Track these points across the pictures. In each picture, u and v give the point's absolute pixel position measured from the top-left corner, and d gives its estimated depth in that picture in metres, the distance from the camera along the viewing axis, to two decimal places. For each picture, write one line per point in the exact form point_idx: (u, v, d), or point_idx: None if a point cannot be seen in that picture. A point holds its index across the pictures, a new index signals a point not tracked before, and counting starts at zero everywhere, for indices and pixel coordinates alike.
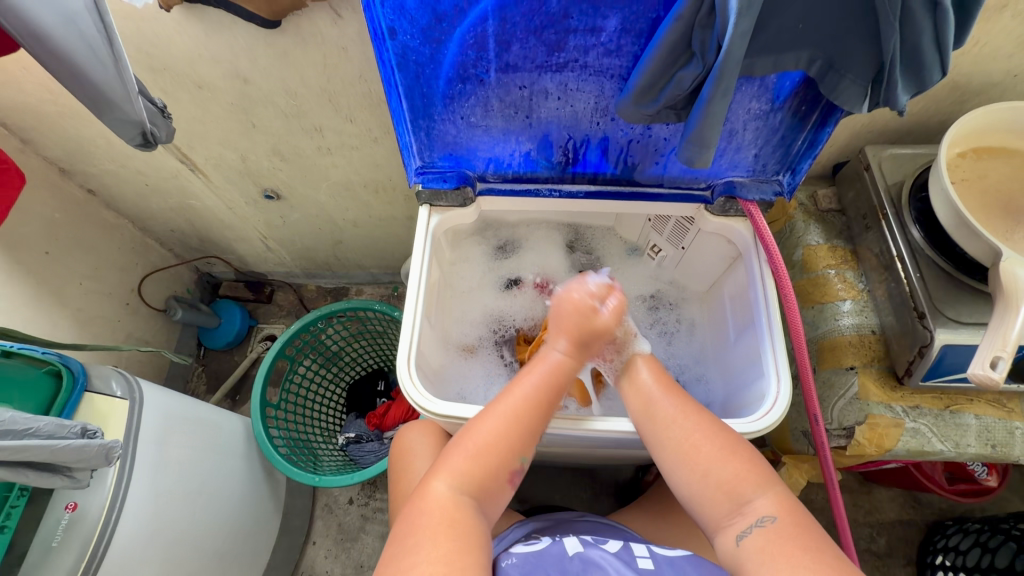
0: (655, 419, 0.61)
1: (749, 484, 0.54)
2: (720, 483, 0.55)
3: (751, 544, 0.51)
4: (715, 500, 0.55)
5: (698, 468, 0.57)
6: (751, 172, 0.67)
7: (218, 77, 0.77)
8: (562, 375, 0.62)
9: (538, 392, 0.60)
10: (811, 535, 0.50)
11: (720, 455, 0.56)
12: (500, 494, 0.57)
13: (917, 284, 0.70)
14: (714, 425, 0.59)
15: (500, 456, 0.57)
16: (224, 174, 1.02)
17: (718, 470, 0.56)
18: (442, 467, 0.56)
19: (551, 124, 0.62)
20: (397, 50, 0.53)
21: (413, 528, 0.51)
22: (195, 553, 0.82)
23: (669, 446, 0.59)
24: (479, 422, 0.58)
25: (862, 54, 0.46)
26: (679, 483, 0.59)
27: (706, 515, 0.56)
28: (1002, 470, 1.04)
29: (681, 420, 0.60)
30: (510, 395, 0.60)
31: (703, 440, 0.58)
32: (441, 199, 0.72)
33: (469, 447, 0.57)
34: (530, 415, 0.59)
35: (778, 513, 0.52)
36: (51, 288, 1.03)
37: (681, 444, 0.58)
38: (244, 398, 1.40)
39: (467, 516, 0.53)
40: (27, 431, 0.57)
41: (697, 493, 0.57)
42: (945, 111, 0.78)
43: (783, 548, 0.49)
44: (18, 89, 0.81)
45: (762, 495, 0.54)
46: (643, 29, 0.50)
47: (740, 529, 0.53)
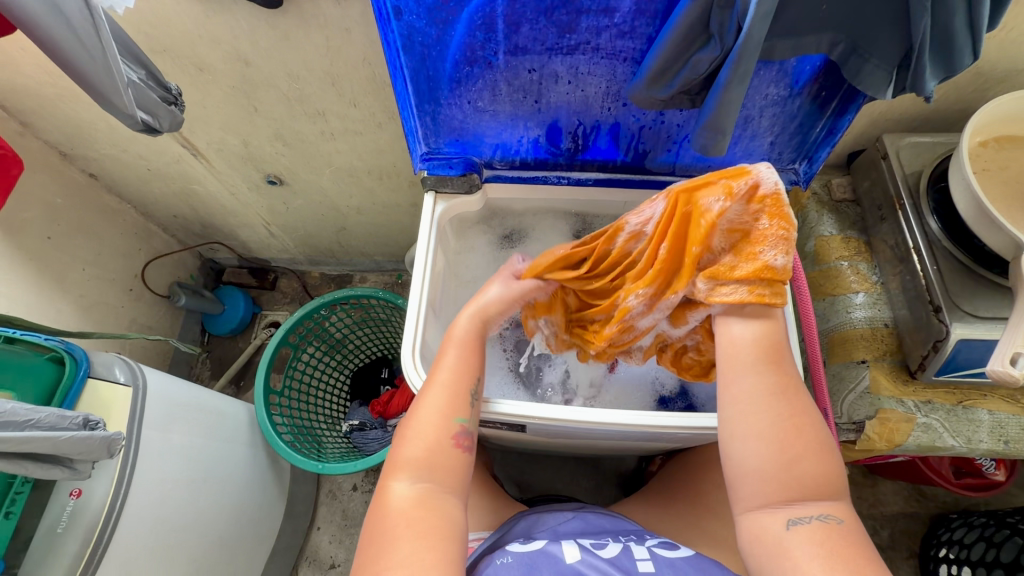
0: (758, 383, 0.51)
1: (831, 486, 0.48)
2: (802, 473, 0.48)
3: (805, 533, 0.47)
4: (781, 484, 0.48)
5: (787, 450, 0.48)
6: (766, 159, 0.66)
7: (219, 59, 0.75)
8: (476, 335, 0.62)
9: (459, 360, 0.59)
10: (868, 549, 0.47)
11: (815, 447, 0.49)
12: (460, 467, 0.55)
13: (934, 277, 0.69)
14: (812, 410, 0.51)
15: (438, 428, 0.55)
16: (226, 159, 1.01)
17: (808, 463, 0.48)
18: (397, 463, 0.54)
19: (560, 110, 0.61)
20: (402, 31, 0.51)
21: (379, 536, 0.50)
22: (200, 538, 0.83)
23: (760, 420, 0.49)
24: (416, 410, 0.57)
25: (888, 37, 0.44)
26: (734, 452, 0.50)
27: (748, 489, 0.49)
28: (1010, 465, 1.03)
29: (781, 394, 0.50)
30: (435, 373, 0.59)
31: (804, 426, 0.49)
32: (446, 185, 0.70)
33: (414, 436, 0.55)
34: (457, 382, 0.58)
35: (841, 516, 0.48)
36: (53, 273, 1.03)
37: (776, 423, 0.49)
38: (248, 384, 1.40)
39: (434, 509, 0.51)
40: (29, 422, 0.56)
41: (762, 469, 0.49)
42: (967, 99, 0.75)
43: (846, 555, 0.45)
44: (15, 70, 0.79)
45: (836, 499, 0.48)
46: (659, 10, 0.48)
47: (792, 513, 0.48)
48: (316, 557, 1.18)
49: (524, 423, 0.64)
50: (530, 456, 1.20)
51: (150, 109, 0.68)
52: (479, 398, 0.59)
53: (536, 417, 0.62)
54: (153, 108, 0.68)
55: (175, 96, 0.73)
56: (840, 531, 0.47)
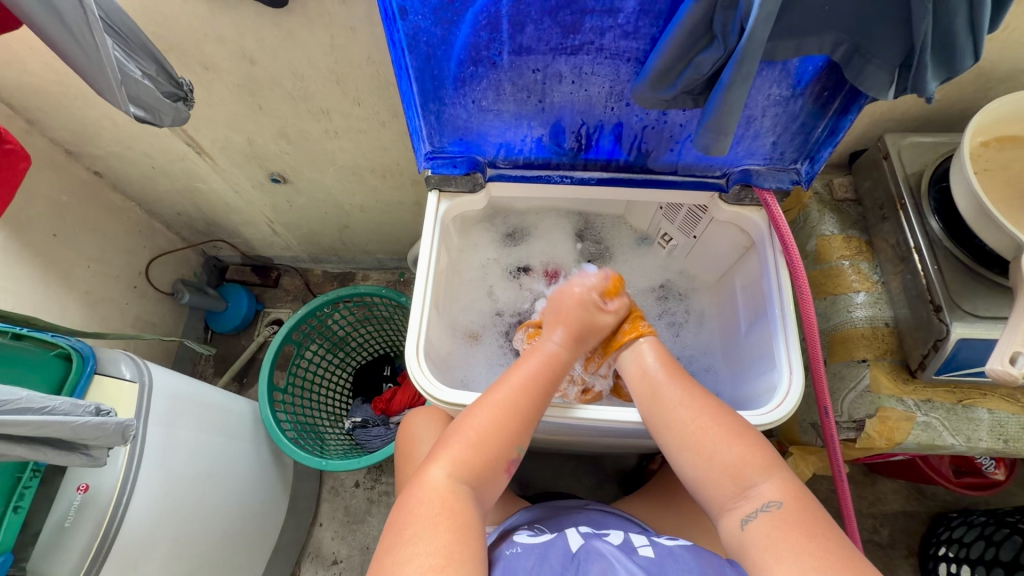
0: (661, 402, 0.59)
1: (756, 467, 0.53)
2: (727, 465, 0.53)
3: (756, 528, 0.50)
4: (720, 483, 0.53)
5: (704, 451, 0.55)
6: (768, 159, 0.66)
7: (224, 57, 0.76)
8: (555, 368, 0.62)
9: (530, 380, 0.60)
10: (820, 520, 0.48)
11: (726, 438, 0.55)
12: (496, 481, 0.57)
13: (934, 276, 0.69)
14: (718, 409, 0.58)
15: (499, 445, 0.56)
16: (230, 157, 1.01)
17: (725, 452, 0.54)
18: (441, 454, 0.55)
19: (564, 109, 0.61)
20: (408, 30, 0.52)
21: (410, 517, 0.50)
22: (205, 534, 0.83)
23: (676, 430, 0.57)
24: (476, 411, 0.58)
25: (891, 38, 0.44)
26: (682, 466, 0.57)
27: (709, 497, 0.55)
28: (1010, 464, 1.03)
29: (687, 403, 0.58)
30: (502, 383, 0.60)
31: (710, 422, 0.56)
32: (450, 183, 0.71)
33: (467, 436, 0.56)
34: (524, 401, 0.58)
35: (784, 498, 0.50)
36: (59, 270, 1.03)
37: (687, 427, 0.57)
38: (250, 381, 1.41)
39: (466, 505, 0.52)
40: (44, 409, 0.56)
41: (702, 477, 0.55)
42: (968, 99, 0.76)
43: (789, 534, 0.47)
44: (22, 68, 0.80)
45: (768, 479, 0.52)
46: (663, 11, 0.49)
47: (743, 511, 0.51)
48: (318, 553, 1.18)
49: None
50: (532, 454, 1.21)
51: (149, 107, 0.68)
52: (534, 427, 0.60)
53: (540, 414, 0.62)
54: (155, 106, 0.68)
55: (186, 92, 0.74)
56: (785, 514, 0.49)
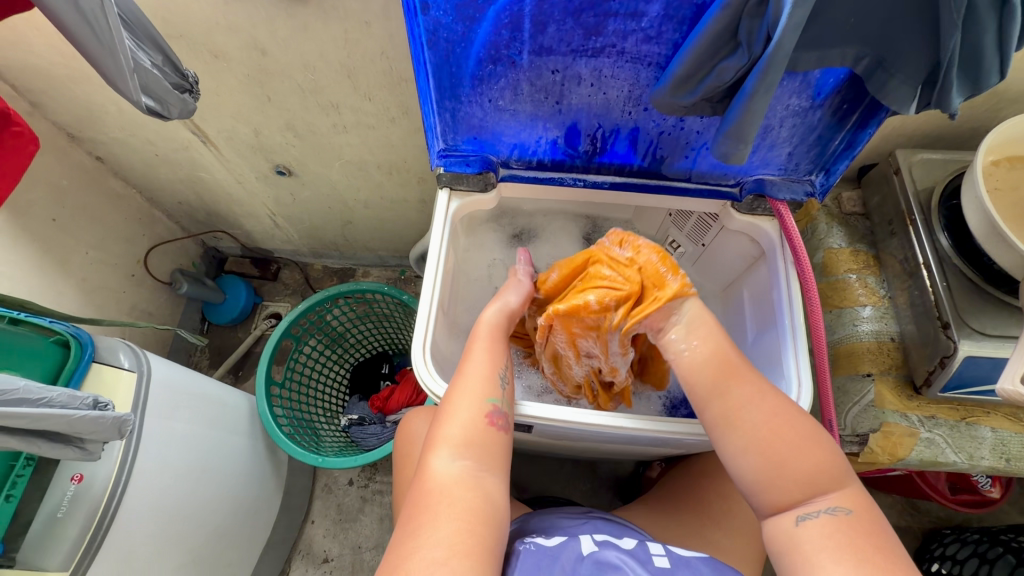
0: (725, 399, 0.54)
1: (828, 477, 0.48)
2: (798, 473, 0.48)
3: (814, 527, 0.46)
4: (788, 488, 0.48)
5: (774, 456, 0.49)
6: (783, 170, 0.66)
7: (235, 47, 0.75)
8: (499, 329, 0.66)
9: (485, 357, 0.61)
10: (881, 536, 0.45)
11: (802, 444, 0.50)
12: (497, 447, 0.55)
13: (943, 293, 0.69)
14: (793, 410, 0.52)
15: (475, 410, 0.56)
16: (236, 148, 1.00)
17: (803, 462, 0.49)
18: (436, 442, 0.54)
19: (581, 112, 0.61)
20: (428, 26, 0.51)
21: (422, 509, 0.48)
22: (198, 528, 0.82)
23: (743, 431, 0.51)
24: (453, 393, 0.58)
25: (916, 53, 0.44)
26: (738, 468, 0.52)
27: (763, 496, 0.50)
28: (1004, 482, 1.04)
29: (760, 400, 0.53)
30: (463, 370, 0.60)
31: (784, 425, 0.51)
32: (461, 183, 0.71)
33: (449, 416, 0.56)
34: (484, 369, 0.60)
35: (850, 505, 0.47)
36: (56, 255, 1.02)
37: (759, 430, 0.51)
38: (246, 374, 1.40)
39: (472, 485, 0.50)
40: (42, 400, 0.55)
41: (765, 481, 0.49)
42: (979, 117, 0.76)
43: (854, 543, 0.44)
44: (28, 50, 0.79)
45: (837, 489, 0.48)
46: (687, 17, 0.48)
47: (799, 509, 0.48)
48: (309, 550, 1.17)
49: (533, 424, 0.64)
50: (528, 457, 1.20)
51: (159, 96, 0.67)
52: (508, 386, 0.60)
53: (547, 418, 0.62)
54: (162, 95, 0.67)
55: (191, 84, 0.72)
56: (849, 521, 0.46)
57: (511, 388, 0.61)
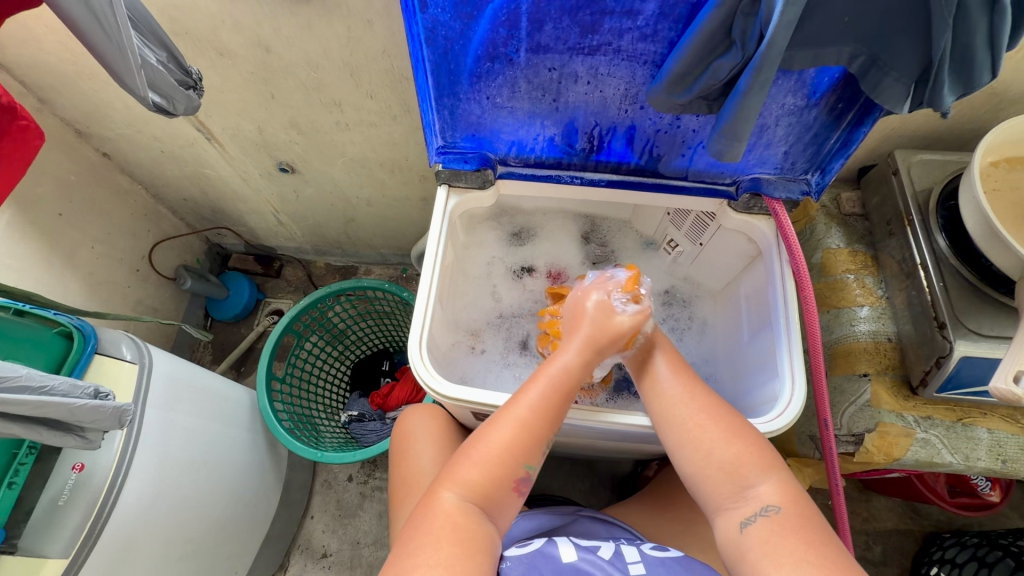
0: (664, 401, 0.58)
1: (753, 469, 0.52)
2: (725, 465, 0.53)
3: (754, 531, 0.50)
4: (719, 482, 0.53)
5: (702, 449, 0.54)
6: (779, 169, 0.66)
7: (240, 44, 0.76)
8: (568, 381, 0.58)
9: (545, 402, 0.56)
10: (813, 527, 0.48)
11: (726, 439, 0.54)
12: (510, 502, 0.55)
13: (940, 294, 0.69)
14: (722, 409, 0.56)
15: (508, 465, 0.54)
16: (240, 145, 1.01)
17: (722, 451, 0.53)
18: (452, 475, 0.54)
19: (578, 110, 0.61)
20: (427, 24, 0.52)
21: (418, 534, 0.50)
22: (198, 520, 0.83)
23: (675, 425, 0.57)
24: (489, 429, 0.55)
25: (908, 52, 0.44)
26: (680, 462, 0.56)
27: (707, 494, 0.54)
28: (1005, 486, 1.03)
29: (688, 400, 0.57)
30: (514, 404, 0.56)
31: (709, 421, 0.55)
32: (460, 179, 0.71)
33: (477, 456, 0.54)
34: (542, 425, 0.55)
35: (781, 503, 0.50)
36: (63, 249, 1.03)
37: (686, 425, 0.56)
38: (248, 370, 1.41)
39: (477, 529, 0.51)
40: (44, 388, 0.56)
41: (698, 472, 0.54)
42: (979, 119, 0.76)
43: (784, 540, 0.48)
44: (37, 46, 0.80)
45: (766, 483, 0.51)
46: (682, 15, 0.49)
47: (741, 514, 0.51)
48: (308, 545, 1.18)
49: None
50: None
51: (166, 92, 0.68)
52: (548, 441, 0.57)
53: None
54: (169, 92, 0.68)
55: (196, 81, 0.73)
56: (781, 519, 0.49)
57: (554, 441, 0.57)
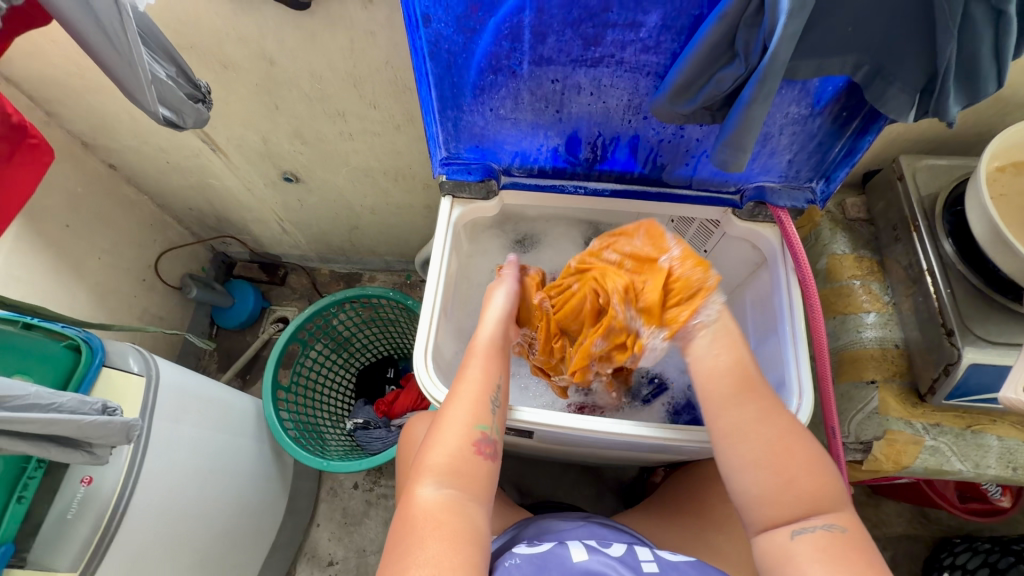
0: (736, 408, 0.52)
1: (832, 497, 0.48)
2: (799, 481, 0.48)
3: (809, 542, 0.46)
4: (785, 499, 0.48)
5: (782, 468, 0.49)
6: (784, 177, 0.66)
7: (244, 57, 0.76)
8: (495, 348, 0.63)
9: (484, 370, 0.59)
10: (868, 555, 0.46)
11: (816, 461, 0.49)
12: (485, 478, 0.54)
13: (947, 300, 0.68)
14: (791, 420, 0.52)
15: (466, 439, 0.54)
16: (244, 155, 1.02)
17: (800, 470, 0.49)
18: (421, 469, 0.53)
19: (581, 120, 0.61)
20: (430, 38, 0.52)
21: (408, 535, 0.48)
22: (204, 531, 0.83)
23: (762, 436, 0.50)
24: (444, 417, 0.56)
25: (913, 62, 0.44)
26: (738, 476, 0.50)
27: (762, 502, 0.49)
28: (1016, 491, 1.02)
29: (777, 411, 0.52)
30: (459, 384, 0.59)
31: (800, 441, 0.50)
32: (463, 190, 0.72)
33: (439, 443, 0.54)
34: (483, 393, 0.58)
35: (845, 525, 0.47)
36: (70, 260, 1.04)
37: (765, 437, 0.50)
38: (254, 378, 1.42)
39: (456, 511, 0.50)
40: (52, 406, 0.56)
41: (772, 485, 0.49)
42: (985, 123, 0.76)
43: (848, 555, 0.45)
44: (44, 61, 0.81)
45: (838, 509, 0.48)
46: (685, 27, 0.49)
47: (797, 526, 0.47)
48: (314, 553, 1.18)
49: (534, 430, 0.64)
50: (532, 462, 1.20)
51: (175, 107, 0.68)
52: (501, 407, 0.58)
53: (548, 425, 0.62)
54: (179, 106, 0.69)
55: (204, 94, 0.74)
56: (845, 537, 0.46)
57: (504, 408, 0.59)
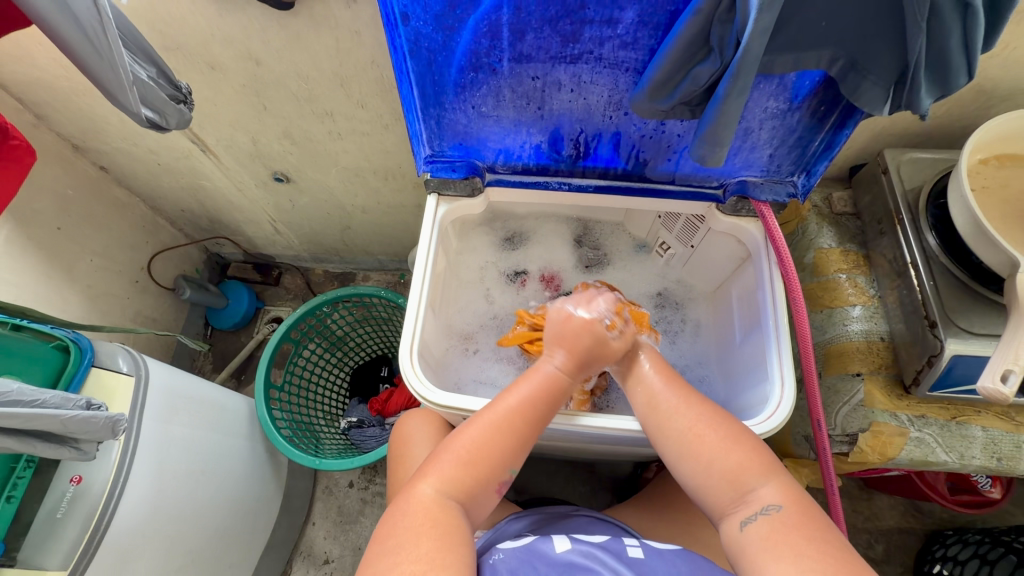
0: (660, 411, 0.59)
1: (754, 472, 0.53)
2: (726, 471, 0.54)
3: (755, 530, 0.50)
4: (720, 488, 0.54)
5: (701, 458, 0.55)
6: (765, 171, 0.66)
7: (230, 57, 0.76)
8: (556, 385, 0.61)
9: (529, 403, 0.59)
10: (816, 524, 0.49)
11: (724, 444, 0.55)
12: (486, 501, 0.56)
13: (931, 292, 0.69)
14: (718, 415, 0.58)
15: (487, 463, 0.56)
16: (234, 155, 1.02)
17: (722, 459, 0.54)
18: (430, 470, 0.55)
19: (563, 117, 0.62)
20: (409, 36, 0.52)
21: (398, 527, 0.51)
22: (197, 530, 0.84)
23: (674, 437, 0.57)
24: (469, 429, 0.57)
25: (886, 55, 0.45)
26: (682, 474, 0.57)
27: (710, 500, 0.55)
28: (1007, 483, 1.03)
29: (684, 410, 0.58)
30: (495, 403, 0.59)
31: (708, 429, 0.56)
32: (449, 187, 0.72)
33: (459, 455, 0.56)
34: (523, 422, 0.58)
35: (783, 502, 0.51)
36: (62, 262, 1.04)
37: (684, 434, 0.57)
38: (248, 378, 1.42)
39: (454, 522, 0.52)
40: (36, 402, 0.56)
41: (702, 483, 0.55)
42: (969, 116, 0.76)
43: (786, 538, 0.48)
44: (32, 64, 0.81)
45: (767, 484, 0.52)
46: (661, 23, 0.49)
47: (743, 515, 0.52)
48: (310, 552, 1.18)
49: None
50: (526, 459, 1.20)
51: (158, 107, 0.68)
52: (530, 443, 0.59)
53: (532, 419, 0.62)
54: (161, 107, 0.69)
55: (185, 95, 0.74)
56: (783, 517, 0.50)
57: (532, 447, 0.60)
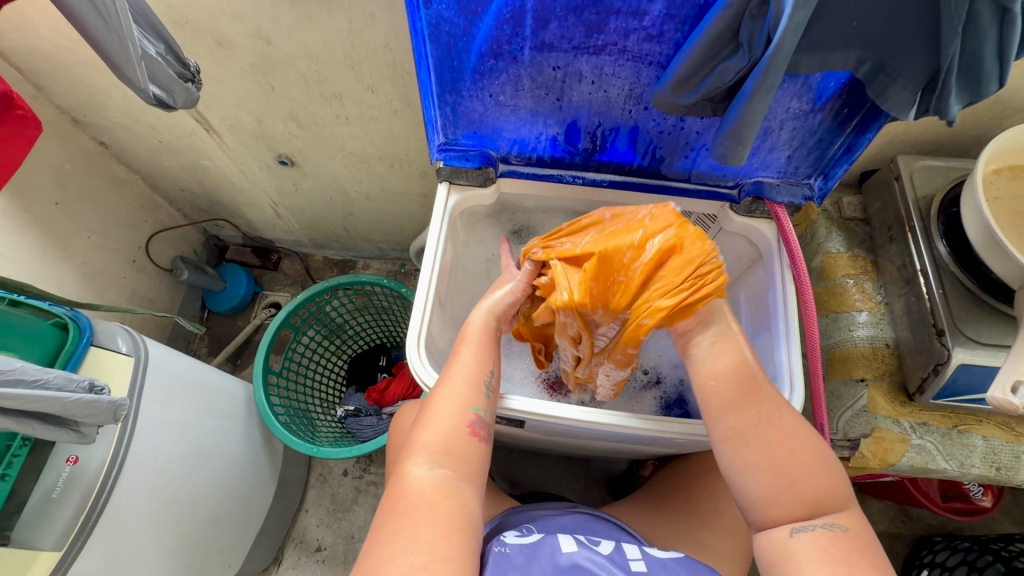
0: (745, 420, 0.51)
1: (832, 497, 0.49)
2: (806, 492, 0.49)
3: (809, 540, 0.47)
4: (792, 505, 0.48)
5: (784, 474, 0.49)
6: (782, 173, 0.66)
7: (240, 35, 0.75)
8: (487, 332, 0.62)
9: (471, 358, 0.59)
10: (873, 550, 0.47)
11: (812, 464, 0.49)
12: (477, 455, 0.54)
13: (939, 301, 0.69)
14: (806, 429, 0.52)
15: (460, 419, 0.55)
16: (238, 136, 1.00)
17: (807, 480, 0.49)
18: (415, 448, 0.53)
19: (581, 109, 0.61)
20: (430, 19, 0.51)
21: (395, 516, 0.48)
22: (191, 514, 0.83)
23: (757, 446, 0.50)
24: (435, 396, 0.57)
25: (918, 60, 0.44)
26: (747, 484, 0.50)
27: (767, 513, 0.49)
28: (997, 491, 1.04)
29: (777, 420, 0.51)
30: (452, 365, 0.59)
31: (800, 445, 0.50)
32: (460, 177, 0.71)
33: (432, 422, 0.55)
34: (476, 372, 0.58)
35: (846, 523, 0.48)
36: (58, 237, 1.02)
37: (773, 445, 0.50)
38: (244, 363, 1.41)
39: (449, 492, 0.50)
40: (38, 381, 0.56)
41: (769, 496, 0.49)
42: (983, 125, 0.76)
43: (851, 559, 0.45)
44: (33, 33, 0.79)
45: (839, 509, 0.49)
46: (689, 16, 0.48)
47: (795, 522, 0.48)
48: (302, 539, 1.18)
49: (524, 420, 0.64)
50: (522, 452, 1.21)
51: (164, 85, 0.67)
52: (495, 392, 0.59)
53: (534, 413, 0.62)
54: (167, 85, 0.67)
55: (195, 74, 0.72)
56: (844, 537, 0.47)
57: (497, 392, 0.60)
